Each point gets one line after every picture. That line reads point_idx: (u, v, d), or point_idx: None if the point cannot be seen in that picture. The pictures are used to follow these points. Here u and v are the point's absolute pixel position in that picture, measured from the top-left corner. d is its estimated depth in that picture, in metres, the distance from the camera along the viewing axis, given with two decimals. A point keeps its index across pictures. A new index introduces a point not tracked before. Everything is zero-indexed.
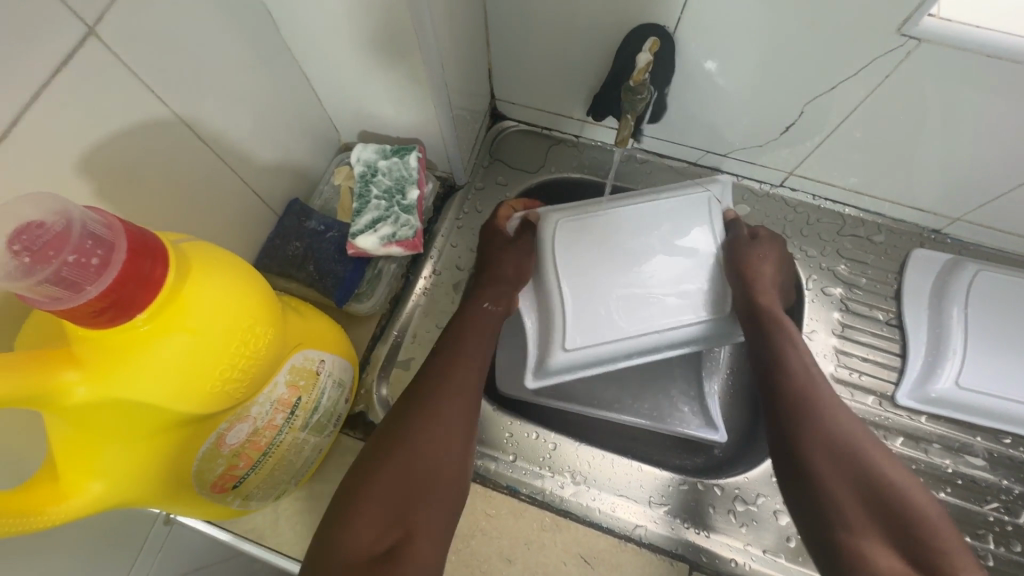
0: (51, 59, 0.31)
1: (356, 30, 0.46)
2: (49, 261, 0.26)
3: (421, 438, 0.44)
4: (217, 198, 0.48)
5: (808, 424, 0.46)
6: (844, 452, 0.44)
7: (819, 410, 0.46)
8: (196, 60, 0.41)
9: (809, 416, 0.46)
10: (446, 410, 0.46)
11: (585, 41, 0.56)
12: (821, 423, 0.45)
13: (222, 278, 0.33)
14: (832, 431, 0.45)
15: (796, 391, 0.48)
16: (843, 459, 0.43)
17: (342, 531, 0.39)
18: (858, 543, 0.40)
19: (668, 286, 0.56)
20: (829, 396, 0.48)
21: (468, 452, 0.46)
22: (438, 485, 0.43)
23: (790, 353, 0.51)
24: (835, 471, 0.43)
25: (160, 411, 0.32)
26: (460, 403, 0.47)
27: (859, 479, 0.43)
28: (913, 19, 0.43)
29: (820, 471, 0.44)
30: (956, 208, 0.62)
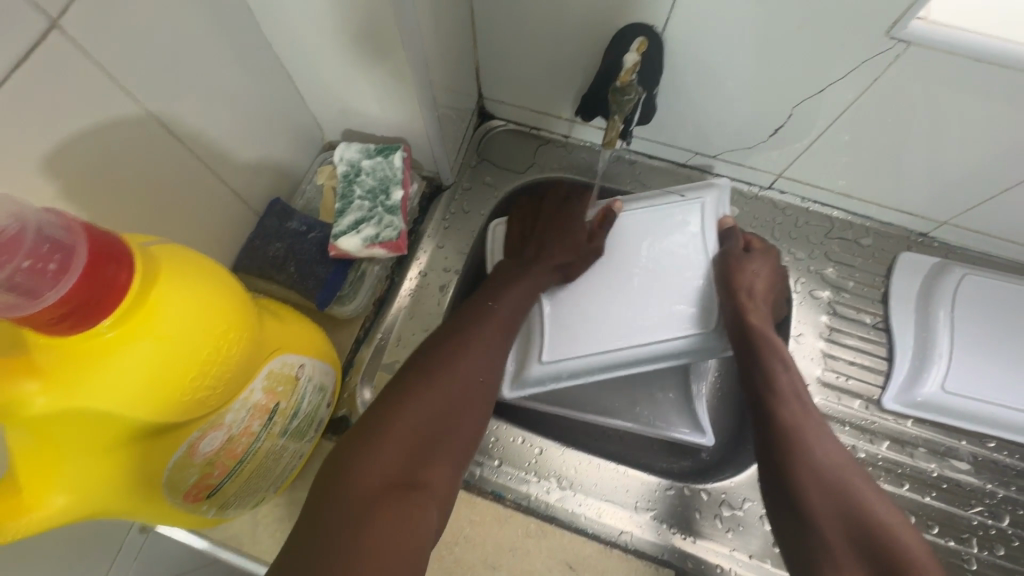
0: (12, 52, 0.30)
1: (338, 25, 0.45)
2: (2, 267, 0.25)
3: (442, 388, 0.44)
4: (193, 198, 0.46)
5: (795, 456, 0.47)
6: (830, 483, 0.45)
7: (806, 443, 0.48)
8: (170, 55, 0.40)
9: (795, 448, 0.48)
10: (465, 373, 0.46)
11: (573, 40, 0.56)
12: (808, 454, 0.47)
13: (193, 282, 0.32)
14: (819, 465, 0.46)
15: (788, 421, 0.49)
16: (829, 490, 0.45)
17: (352, 468, 0.37)
18: None
19: (660, 294, 0.58)
20: (817, 427, 0.49)
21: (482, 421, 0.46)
22: (453, 438, 0.43)
23: (780, 378, 0.52)
24: (822, 503, 0.44)
25: (127, 420, 0.31)
26: (480, 368, 0.47)
27: (844, 510, 0.44)
28: (901, 21, 0.43)
29: (809, 503, 0.45)
30: (944, 212, 0.62)
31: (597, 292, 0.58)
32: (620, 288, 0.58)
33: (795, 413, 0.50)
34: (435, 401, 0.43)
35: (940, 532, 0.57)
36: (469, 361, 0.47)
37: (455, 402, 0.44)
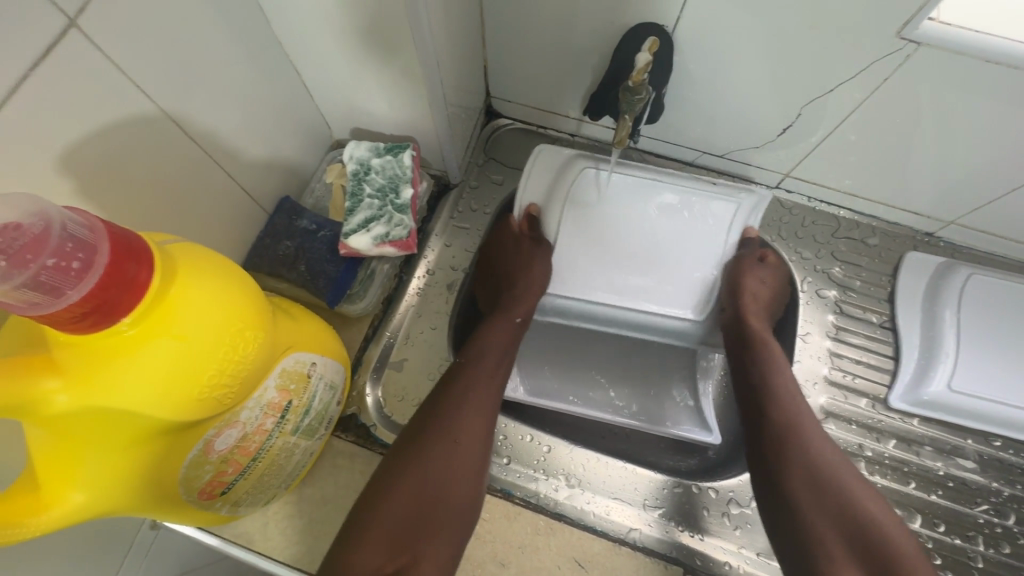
0: (30, 52, 0.30)
1: (350, 24, 0.45)
2: (27, 265, 0.25)
3: (434, 462, 0.45)
4: (205, 195, 0.46)
5: (787, 446, 0.49)
6: (818, 473, 0.47)
7: (804, 436, 0.49)
8: (183, 53, 0.40)
9: (789, 441, 0.49)
10: (465, 437, 0.47)
11: (582, 39, 0.56)
12: (799, 444, 0.49)
13: (210, 280, 0.32)
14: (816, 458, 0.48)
15: (782, 416, 0.51)
16: (819, 479, 0.47)
17: (351, 553, 0.40)
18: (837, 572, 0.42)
19: (677, 266, 0.58)
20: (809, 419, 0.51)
21: (480, 475, 0.47)
22: (444, 511, 0.44)
23: (777, 376, 0.53)
24: (811, 489, 0.46)
25: (146, 419, 0.31)
26: (475, 426, 0.48)
27: (831, 497, 0.46)
28: (912, 22, 0.43)
29: (797, 490, 0.47)
30: (950, 212, 0.62)
31: (603, 248, 0.59)
32: (640, 249, 0.58)
33: (789, 404, 0.51)
34: (426, 478, 0.45)
35: (946, 530, 0.57)
36: (461, 428, 0.48)
37: (448, 474, 0.45)
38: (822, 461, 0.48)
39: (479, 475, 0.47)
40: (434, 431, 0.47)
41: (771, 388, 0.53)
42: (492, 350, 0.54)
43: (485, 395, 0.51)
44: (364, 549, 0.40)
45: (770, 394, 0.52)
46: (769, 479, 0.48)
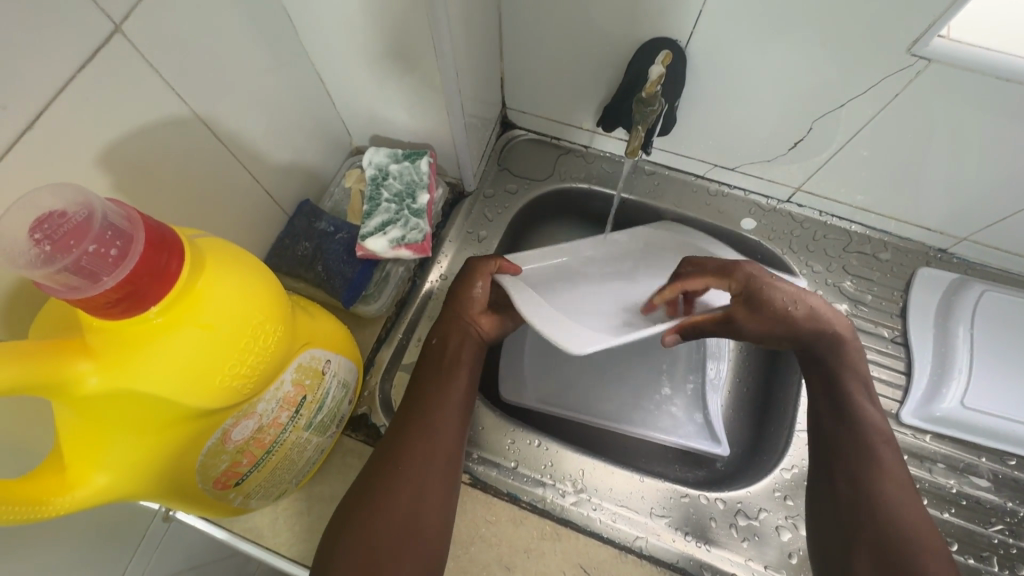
0: (81, 54, 0.32)
1: (375, 37, 0.47)
2: (70, 251, 0.26)
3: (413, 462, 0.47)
4: (228, 196, 0.48)
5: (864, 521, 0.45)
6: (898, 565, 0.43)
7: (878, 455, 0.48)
8: (217, 60, 0.42)
9: (865, 516, 0.46)
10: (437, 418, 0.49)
11: (597, 54, 0.57)
12: (893, 540, 0.44)
13: (235, 273, 0.34)
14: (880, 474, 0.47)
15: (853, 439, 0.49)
16: (886, 559, 0.43)
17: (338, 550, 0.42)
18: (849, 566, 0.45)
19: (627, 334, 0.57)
20: (915, 501, 0.46)
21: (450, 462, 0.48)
22: (440, 471, 0.47)
23: (877, 443, 0.49)
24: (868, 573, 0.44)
25: (172, 405, 0.32)
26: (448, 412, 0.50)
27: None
28: (922, 39, 0.44)
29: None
30: (963, 228, 0.62)
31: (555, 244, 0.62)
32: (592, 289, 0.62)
33: (879, 478, 0.47)
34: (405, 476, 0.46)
35: (959, 549, 0.56)
36: (450, 394, 0.51)
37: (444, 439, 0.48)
38: (912, 553, 0.43)
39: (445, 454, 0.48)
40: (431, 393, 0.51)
41: (866, 456, 0.48)
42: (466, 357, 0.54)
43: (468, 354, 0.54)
44: (392, 497, 0.45)
45: (868, 469, 0.47)
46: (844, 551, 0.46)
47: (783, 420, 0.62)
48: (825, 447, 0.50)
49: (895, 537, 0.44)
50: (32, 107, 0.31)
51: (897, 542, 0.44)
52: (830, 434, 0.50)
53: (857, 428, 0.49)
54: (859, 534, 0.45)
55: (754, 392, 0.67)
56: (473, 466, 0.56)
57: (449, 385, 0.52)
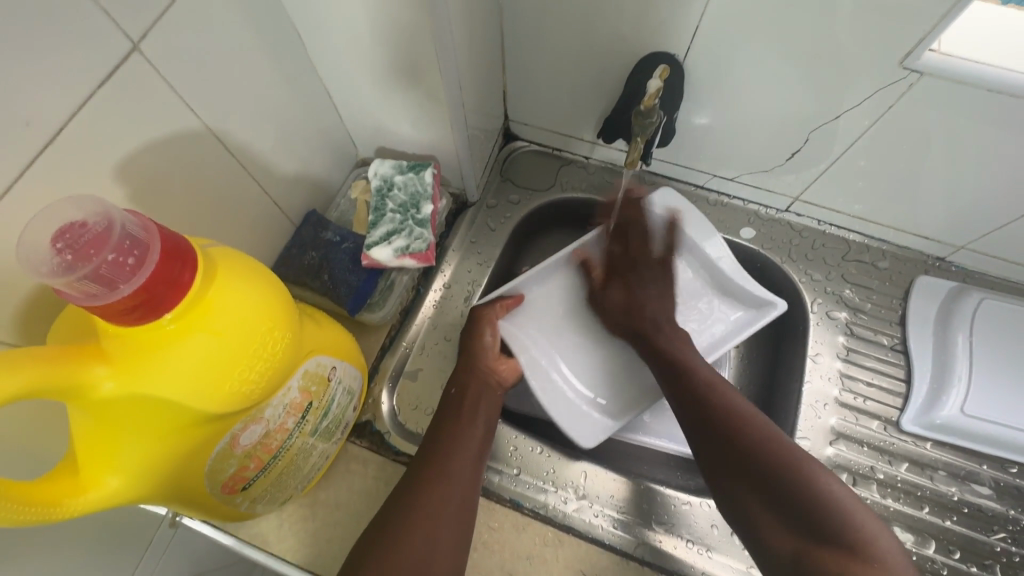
0: (102, 71, 0.33)
1: (382, 53, 0.49)
2: (90, 259, 0.27)
3: (427, 509, 0.45)
4: (237, 207, 0.49)
5: (712, 433, 0.47)
6: (764, 453, 0.44)
7: (748, 420, 0.47)
8: (230, 76, 0.44)
9: (720, 419, 0.47)
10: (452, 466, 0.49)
11: (597, 67, 0.59)
12: (750, 436, 0.45)
13: (245, 282, 0.35)
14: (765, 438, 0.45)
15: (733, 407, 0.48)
16: (740, 454, 0.45)
17: None
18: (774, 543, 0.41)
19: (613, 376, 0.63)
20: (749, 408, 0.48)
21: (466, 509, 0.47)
22: (455, 518, 0.46)
23: (715, 378, 0.52)
24: (739, 471, 0.44)
25: (183, 409, 0.33)
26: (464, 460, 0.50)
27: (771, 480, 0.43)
28: (914, 53, 0.45)
29: (733, 481, 0.45)
30: (961, 237, 0.63)
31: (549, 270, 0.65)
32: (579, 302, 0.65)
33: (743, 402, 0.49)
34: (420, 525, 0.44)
35: (961, 557, 0.56)
36: (468, 442, 0.51)
37: (459, 490, 0.47)
38: (772, 441, 0.45)
39: (462, 501, 0.47)
40: (444, 439, 0.51)
41: (716, 390, 0.50)
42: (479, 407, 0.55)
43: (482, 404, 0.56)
44: (406, 544, 0.43)
45: (708, 398, 0.49)
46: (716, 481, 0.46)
47: (783, 427, 0.63)
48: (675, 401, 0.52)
49: (743, 431, 0.46)
50: (55, 122, 0.32)
51: (759, 434, 0.45)
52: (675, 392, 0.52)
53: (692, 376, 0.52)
54: (717, 450, 0.46)
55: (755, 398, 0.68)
56: None
57: (466, 433, 0.52)
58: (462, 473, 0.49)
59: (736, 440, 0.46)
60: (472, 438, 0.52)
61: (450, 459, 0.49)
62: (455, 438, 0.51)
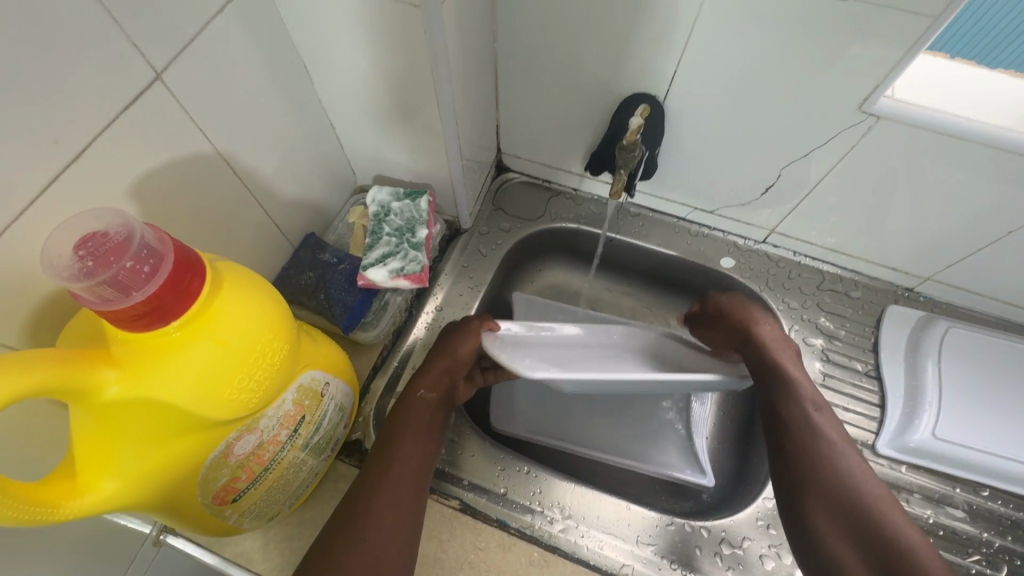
0: (127, 96, 0.36)
1: (384, 89, 0.53)
2: (109, 266, 0.29)
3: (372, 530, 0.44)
4: (239, 227, 0.52)
5: (813, 488, 0.47)
6: (868, 526, 0.44)
7: (828, 453, 0.49)
8: (242, 104, 0.47)
9: (820, 476, 0.47)
10: (393, 479, 0.48)
11: (584, 106, 0.63)
12: (858, 501, 0.45)
13: (249, 295, 0.37)
14: (839, 474, 0.47)
15: (803, 433, 0.50)
16: (852, 525, 0.44)
17: None
18: None
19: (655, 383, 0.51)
20: (855, 464, 0.48)
21: (412, 511, 0.47)
22: (399, 530, 0.46)
23: (821, 425, 0.50)
24: (843, 541, 0.44)
25: (183, 415, 0.34)
26: (410, 473, 0.49)
27: (885, 566, 0.42)
28: (871, 98, 0.50)
29: (832, 548, 0.44)
30: (926, 269, 0.66)
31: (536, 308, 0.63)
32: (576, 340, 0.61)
33: (830, 435, 0.50)
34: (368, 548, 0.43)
35: None
36: (410, 450, 0.50)
37: (394, 537, 0.45)
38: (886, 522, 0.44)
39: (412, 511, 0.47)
40: (389, 451, 0.49)
41: (815, 433, 0.50)
42: (415, 416, 0.52)
43: (417, 424, 0.52)
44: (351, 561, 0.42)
45: (810, 451, 0.49)
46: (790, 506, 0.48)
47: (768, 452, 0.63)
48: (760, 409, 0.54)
49: (854, 498, 0.46)
50: (82, 140, 0.35)
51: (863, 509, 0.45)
52: (764, 400, 0.53)
53: (793, 408, 0.51)
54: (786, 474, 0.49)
55: (738, 424, 0.70)
56: (462, 492, 0.57)
57: (411, 442, 0.51)
58: (409, 482, 0.48)
59: (844, 506, 0.45)
60: (415, 444, 0.51)
61: (391, 470, 0.48)
62: (397, 448, 0.50)
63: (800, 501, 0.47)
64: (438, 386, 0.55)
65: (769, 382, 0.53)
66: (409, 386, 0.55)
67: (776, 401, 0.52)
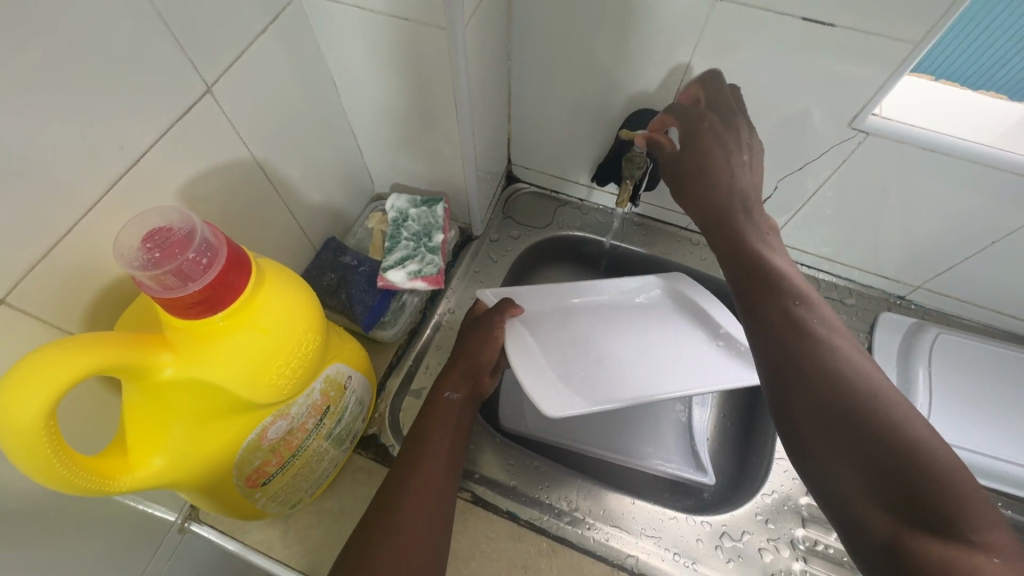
0: (178, 107, 0.40)
1: (406, 103, 0.56)
2: (174, 257, 0.33)
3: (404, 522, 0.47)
4: (267, 229, 0.55)
5: (797, 394, 0.39)
6: (864, 430, 0.35)
7: (819, 350, 0.40)
8: (277, 115, 0.51)
9: (813, 383, 0.39)
10: (422, 474, 0.50)
11: (590, 120, 0.67)
12: (853, 401, 0.37)
13: (287, 290, 0.40)
14: (827, 369, 0.39)
15: (796, 336, 0.42)
16: (844, 432, 0.36)
17: None
18: (850, 511, 0.34)
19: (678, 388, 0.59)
20: (859, 362, 0.39)
21: (444, 501, 0.50)
22: (430, 522, 0.48)
23: (806, 317, 0.43)
24: (835, 451, 0.36)
25: (226, 397, 0.37)
26: (437, 469, 0.51)
27: (876, 470, 0.33)
28: (859, 115, 0.53)
29: (819, 457, 0.37)
30: (916, 277, 0.70)
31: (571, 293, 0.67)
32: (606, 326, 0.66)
33: (819, 332, 0.42)
34: (401, 539, 0.46)
35: None
36: (437, 446, 0.53)
37: (426, 527, 0.47)
38: (883, 411, 0.35)
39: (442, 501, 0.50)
40: (417, 447, 0.52)
41: (803, 333, 0.42)
42: (440, 416, 0.56)
43: (443, 422, 0.55)
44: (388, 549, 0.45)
45: (807, 355, 0.40)
46: (793, 437, 0.39)
47: (764, 449, 0.66)
48: (753, 319, 0.45)
49: (846, 395, 0.37)
50: (140, 146, 0.38)
51: (855, 405, 0.36)
52: (749, 302, 0.46)
53: (773, 302, 0.45)
54: (795, 400, 0.39)
55: (738, 426, 0.72)
56: (474, 485, 0.60)
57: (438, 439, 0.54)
58: (437, 474, 0.51)
59: (832, 407, 0.37)
60: (442, 440, 0.54)
61: (420, 465, 0.51)
62: (426, 442, 0.53)
63: (783, 412, 0.40)
64: (462, 387, 0.59)
65: (747, 282, 0.48)
66: (437, 388, 0.58)
67: (758, 315, 0.45)
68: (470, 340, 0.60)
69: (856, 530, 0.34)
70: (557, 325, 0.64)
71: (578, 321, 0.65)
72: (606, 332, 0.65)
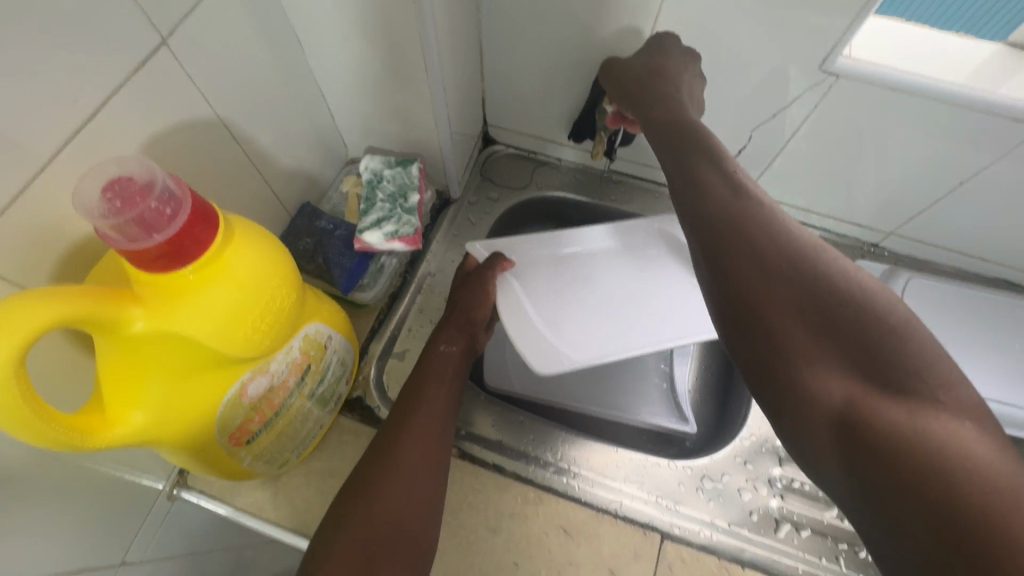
0: (133, 60, 0.38)
1: (374, 59, 0.55)
2: (135, 206, 0.32)
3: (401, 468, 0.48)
4: (238, 191, 0.54)
5: (750, 265, 0.38)
6: (818, 295, 0.35)
7: (762, 225, 0.40)
8: (240, 72, 0.49)
9: (763, 254, 0.38)
10: (418, 423, 0.51)
11: (565, 74, 0.66)
12: (806, 270, 0.36)
13: (258, 246, 0.39)
14: (775, 241, 0.38)
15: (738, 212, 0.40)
16: (802, 300, 0.35)
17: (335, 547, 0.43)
18: (805, 374, 0.34)
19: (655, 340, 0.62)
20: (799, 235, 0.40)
21: (440, 447, 0.51)
22: (426, 467, 0.49)
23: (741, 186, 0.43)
24: (790, 319, 0.35)
25: (200, 351, 0.37)
26: (433, 420, 0.52)
27: (834, 332, 0.34)
28: (830, 57, 0.53)
29: (771, 326, 0.36)
30: (889, 224, 0.71)
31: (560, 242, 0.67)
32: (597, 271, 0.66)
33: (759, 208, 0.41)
34: (398, 482, 0.47)
35: None
36: (434, 397, 0.54)
37: (422, 471, 0.49)
38: (832, 280, 0.36)
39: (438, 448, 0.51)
40: (413, 397, 0.53)
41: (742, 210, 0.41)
42: (435, 368, 0.56)
43: (437, 374, 0.56)
44: (384, 490, 0.46)
45: (749, 228, 0.39)
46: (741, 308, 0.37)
47: (742, 395, 0.68)
48: (684, 195, 0.44)
49: (798, 263, 0.37)
50: (94, 101, 0.37)
51: (808, 274, 0.36)
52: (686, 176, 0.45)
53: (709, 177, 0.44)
54: (741, 273, 0.38)
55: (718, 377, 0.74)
56: (461, 441, 0.61)
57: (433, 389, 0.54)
58: (432, 421, 0.52)
59: (786, 279, 0.36)
60: (439, 391, 0.54)
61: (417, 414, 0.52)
62: (422, 391, 0.53)
63: (738, 299, 0.38)
64: (457, 341, 0.59)
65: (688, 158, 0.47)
66: (431, 341, 0.59)
67: (706, 205, 0.42)
68: (462, 295, 0.62)
69: (810, 396, 0.34)
70: (547, 275, 0.66)
71: (570, 267, 0.66)
72: (595, 277, 0.66)
